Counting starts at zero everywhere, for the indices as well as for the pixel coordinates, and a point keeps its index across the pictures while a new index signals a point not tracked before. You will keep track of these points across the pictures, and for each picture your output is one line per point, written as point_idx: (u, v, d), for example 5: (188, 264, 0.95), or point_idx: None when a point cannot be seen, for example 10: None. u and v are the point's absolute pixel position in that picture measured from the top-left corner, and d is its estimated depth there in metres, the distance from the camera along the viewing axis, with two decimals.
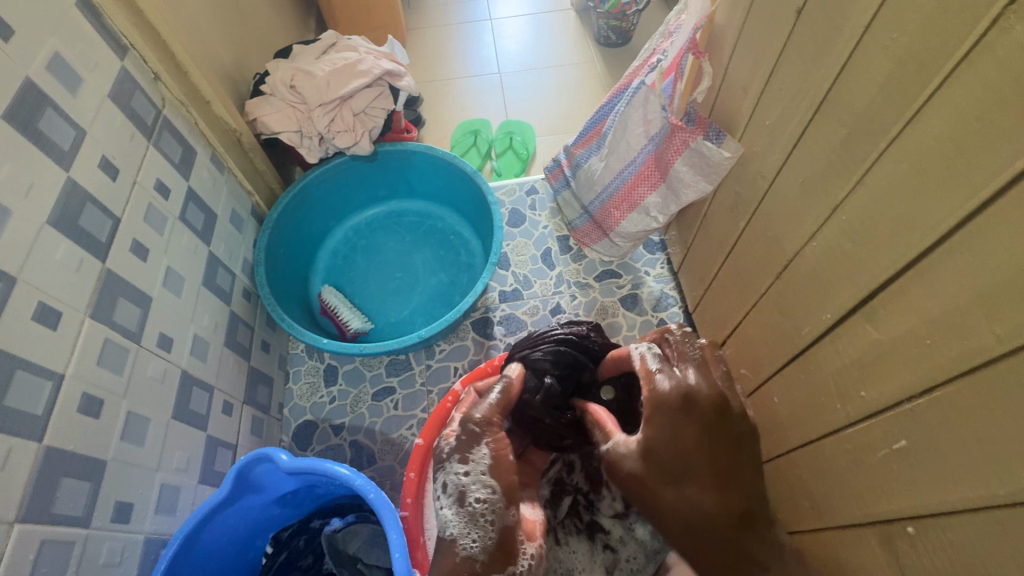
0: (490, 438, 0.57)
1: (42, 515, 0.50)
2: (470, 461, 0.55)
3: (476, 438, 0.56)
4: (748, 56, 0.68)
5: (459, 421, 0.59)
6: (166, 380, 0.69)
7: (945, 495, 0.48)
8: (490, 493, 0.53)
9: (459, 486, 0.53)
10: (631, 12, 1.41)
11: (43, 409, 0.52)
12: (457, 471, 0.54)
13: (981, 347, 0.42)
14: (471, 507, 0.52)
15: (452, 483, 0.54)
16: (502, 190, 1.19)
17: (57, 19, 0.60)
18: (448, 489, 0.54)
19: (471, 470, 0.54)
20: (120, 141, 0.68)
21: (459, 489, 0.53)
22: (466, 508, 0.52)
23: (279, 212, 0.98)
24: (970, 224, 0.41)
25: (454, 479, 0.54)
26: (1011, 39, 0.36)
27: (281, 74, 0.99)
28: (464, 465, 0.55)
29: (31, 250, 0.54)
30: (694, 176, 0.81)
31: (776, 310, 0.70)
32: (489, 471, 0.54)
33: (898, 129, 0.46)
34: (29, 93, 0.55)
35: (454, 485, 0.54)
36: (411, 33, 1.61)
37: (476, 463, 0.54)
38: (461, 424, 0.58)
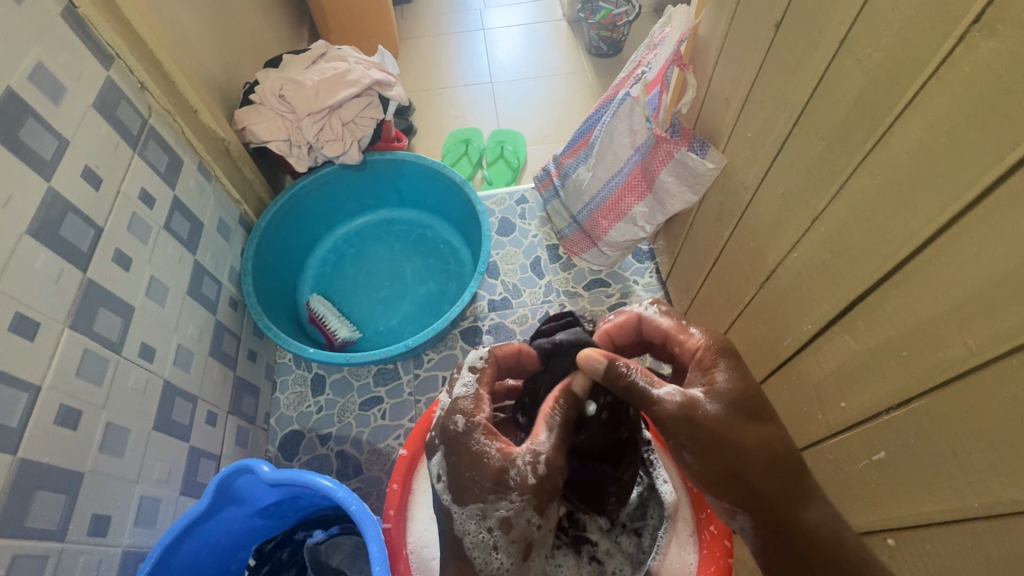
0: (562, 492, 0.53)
1: (14, 529, 0.50)
2: (544, 514, 0.52)
3: (554, 493, 0.52)
4: (730, 69, 0.69)
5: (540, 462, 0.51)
6: (147, 390, 0.68)
7: (921, 506, 0.48)
8: (545, 547, 0.53)
9: (529, 537, 0.51)
10: (621, 23, 1.43)
11: (19, 420, 0.52)
12: (531, 519, 0.51)
13: (954, 360, 0.42)
14: (528, 561, 0.52)
15: (521, 528, 0.51)
16: (491, 199, 1.19)
17: (40, 29, 0.60)
18: (514, 532, 0.51)
19: (542, 525, 0.52)
20: (104, 150, 0.68)
21: (527, 538, 0.51)
22: (527, 563, 0.52)
23: (267, 220, 0.98)
24: (942, 236, 0.42)
25: (524, 524, 0.51)
26: (977, 56, 0.37)
27: (270, 83, 0.99)
28: (540, 516, 0.51)
29: (8, 261, 0.53)
30: (679, 186, 0.81)
31: (760, 320, 0.71)
32: (552, 527, 0.53)
33: (872, 142, 0.47)
34: (9, 103, 0.55)
35: (521, 531, 0.51)
36: (404, 42, 1.62)
37: (548, 520, 0.52)
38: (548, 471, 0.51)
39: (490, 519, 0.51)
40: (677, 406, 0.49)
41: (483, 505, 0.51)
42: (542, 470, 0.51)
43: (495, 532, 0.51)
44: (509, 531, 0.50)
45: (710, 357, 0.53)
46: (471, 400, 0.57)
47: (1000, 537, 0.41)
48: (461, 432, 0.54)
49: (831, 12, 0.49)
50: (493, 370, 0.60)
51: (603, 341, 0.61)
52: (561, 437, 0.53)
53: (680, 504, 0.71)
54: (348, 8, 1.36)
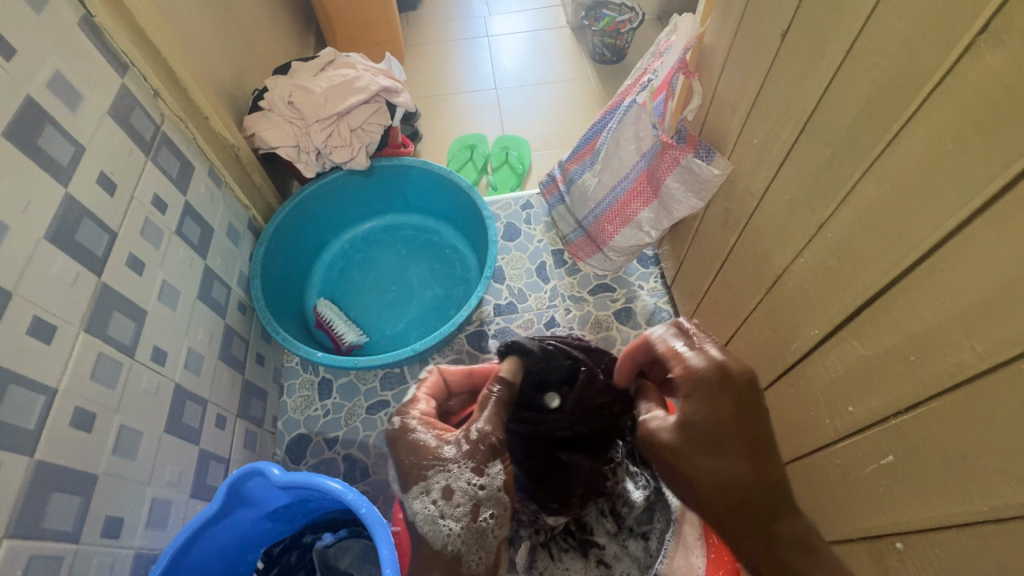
0: (503, 453, 0.59)
1: (31, 530, 0.50)
2: (486, 475, 0.57)
3: (491, 453, 0.58)
4: (736, 77, 0.70)
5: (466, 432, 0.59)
6: (159, 393, 0.69)
7: (929, 510, 0.48)
8: (496, 509, 0.57)
9: (472, 499, 0.56)
10: (625, 30, 1.44)
11: (36, 422, 0.52)
12: (469, 480, 0.57)
13: (963, 364, 0.43)
14: (481, 522, 0.57)
15: (463, 492, 0.57)
16: (497, 204, 1.20)
17: (59, 38, 0.61)
18: (457, 497, 0.57)
19: (486, 484, 0.57)
20: (119, 156, 0.69)
21: (471, 501, 0.56)
22: (478, 522, 0.56)
23: (275, 225, 0.99)
24: (949, 242, 0.42)
25: (465, 488, 0.57)
26: (982, 66, 0.37)
27: (280, 90, 1.00)
28: (479, 477, 0.57)
29: (27, 265, 0.54)
30: (686, 193, 0.81)
31: (766, 324, 0.71)
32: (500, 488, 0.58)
33: (878, 150, 0.48)
34: (28, 110, 0.56)
35: (463, 494, 0.56)
36: (409, 49, 1.63)
37: (490, 480, 0.57)
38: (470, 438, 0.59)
39: (433, 492, 0.58)
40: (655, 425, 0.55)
41: (425, 480, 0.58)
42: (474, 435, 0.59)
43: (440, 502, 0.57)
44: (452, 497, 0.57)
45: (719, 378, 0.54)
46: (411, 403, 0.66)
47: (1008, 540, 0.41)
48: (399, 429, 0.63)
49: (838, 21, 0.50)
50: (434, 380, 0.70)
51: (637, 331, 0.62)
52: (487, 415, 0.61)
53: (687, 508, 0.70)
54: (355, 15, 1.38)
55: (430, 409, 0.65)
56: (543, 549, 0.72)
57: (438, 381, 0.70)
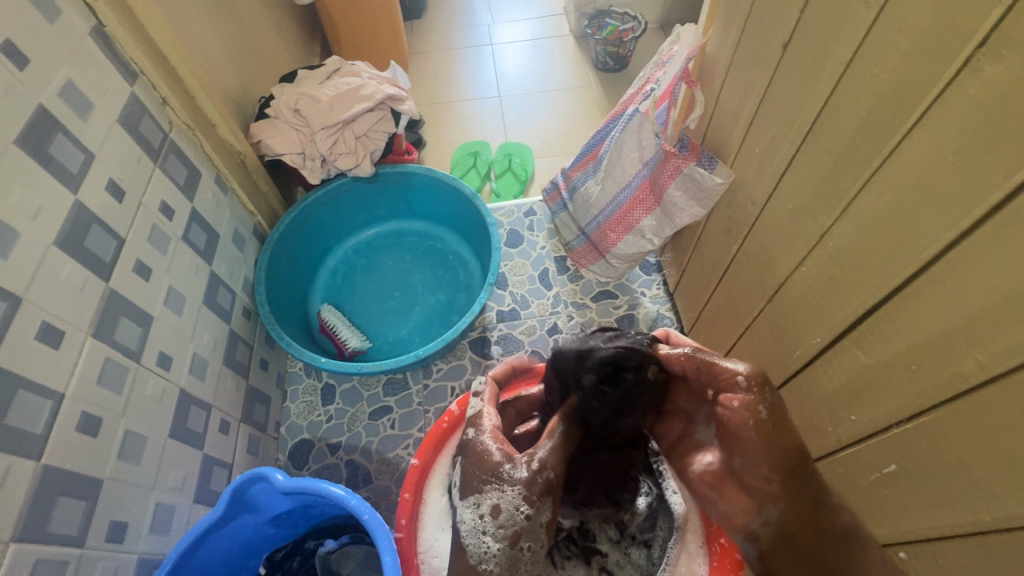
0: (558, 490, 0.58)
1: (37, 534, 0.51)
2: (534, 506, 0.57)
3: (546, 488, 0.57)
4: (737, 87, 0.71)
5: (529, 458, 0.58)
6: (164, 398, 0.69)
7: (936, 520, 0.48)
8: (537, 540, 0.57)
9: (515, 527, 0.56)
10: (628, 39, 1.45)
11: (43, 427, 0.53)
12: (518, 508, 0.56)
13: (965, 374, 0.43)
14: (518, 550, 0.57)
15: (508, 516, 0.57)
16: (500, 211, 1.21)
17: (70, 48, 0.62)
18: (503, 519, 0.57)
19: (531, 516, 0.56)
20: (128, 164, 0.69)
21: (514, 527, 0.56)
22: (514, 550, 0.57)
23: (280, 231, 0.99)
24: (950, 252, 0.42)
25: (512, 513, 0.56)
26: (982, 79, 0.38)
27: (286, 98, 1.02)
28: (527, 507, 0.56)
29: (37, 271, 0.55)
30: (688, 201, 0.82)
31: (768, 332, 0.71)
32: (546, 522, 0.57)
33: (879, 161, 0.48)
34: (40, 119, 0.57)
35: (509, 518, 0.57)
36: (413, 57, 1.65)
37: (539, 513, 0.56)
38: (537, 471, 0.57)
39: (482, 507, 0.58)
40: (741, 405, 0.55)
41: (476, 494, 0.59)
42: (535, 464, 0.58)
43: (485, 519, 0.58)
44: (498, 518, 0.57)
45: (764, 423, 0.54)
46: (479, 413, 0.68)
47: (1011, 549, 0.41)
48: (472, 440, 0.64)
49: (838, 33, 0.51)
50: (491, 390, 0.72)
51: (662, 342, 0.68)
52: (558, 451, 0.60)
53: (690, 516, 0.68)
54: (360, 23, 1.39)
55: (496, 421, 0.66)
56: (547, 557, 0.72)
57: (495, 389, 0.73)
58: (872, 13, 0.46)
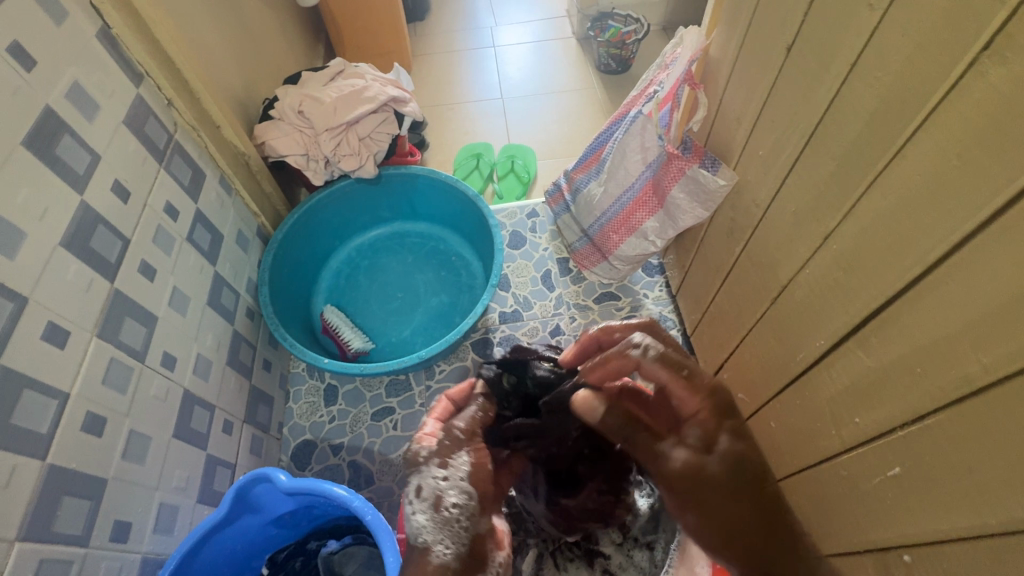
0: (467, 446, 0.61)
1: (42, 534, 0.51)
2: (448, 466, 0.59)
3: (456, 443, 0.61)
4: (741, 89, 0.71)
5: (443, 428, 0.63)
6: (168, 399, 0.70)
7: (940, 523, 0.48)
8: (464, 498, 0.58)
9: (437, 491, 0.57)
10: (631, 41, 1.45)
11: (48, 427, 0.53)
12: (436, 475, 0.58)
13: (969, 377, 0.43)
14: (445, 513, 0.56)
15: (429, 487, 0.58)
16: (503, 213, 1.21)
17: (77, 50, 0.63)
18: (425, 493, 0.57)
19: (449, 475, 0.58)
20: (133, 165, 0.70)
21: (435, 493, 0.57)
22: (441, 514, 0.56)
23: (283, 232, 1.00)
24: (955, 255, 0.42)
25: (433, 483, 0.58)
26: (986, 82, 0.38)
27: (290, 100, 1.02)
28: (443, 470, 0.59)
29: (43, 271, 0.55)
30: (691, 203, 0.82)
31: (772, 334, 0.71)
32: (466, 478, 0.59)
33: (884, 162, 0.48)
34: (47, 120, 0.58)
35: (429, 490, 0.57)
36: (417, 59, 1.65)
37: (453, 470, 0.59)
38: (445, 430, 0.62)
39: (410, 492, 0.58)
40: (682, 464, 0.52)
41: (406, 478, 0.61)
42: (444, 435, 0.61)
43: (411, 500, 0.58)
44: (421, 493, 0.57)
45: (715, 421, 0.53)
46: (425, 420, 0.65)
47: (1014, 552, 0.41)
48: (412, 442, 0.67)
49: (842, 36, 0.51)
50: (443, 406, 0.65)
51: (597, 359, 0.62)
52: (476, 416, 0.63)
53: None
54: (364, 25, 1.40)
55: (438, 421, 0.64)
56: (548, 559, 0.73)
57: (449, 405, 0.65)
58: (876, 15, 0.46)
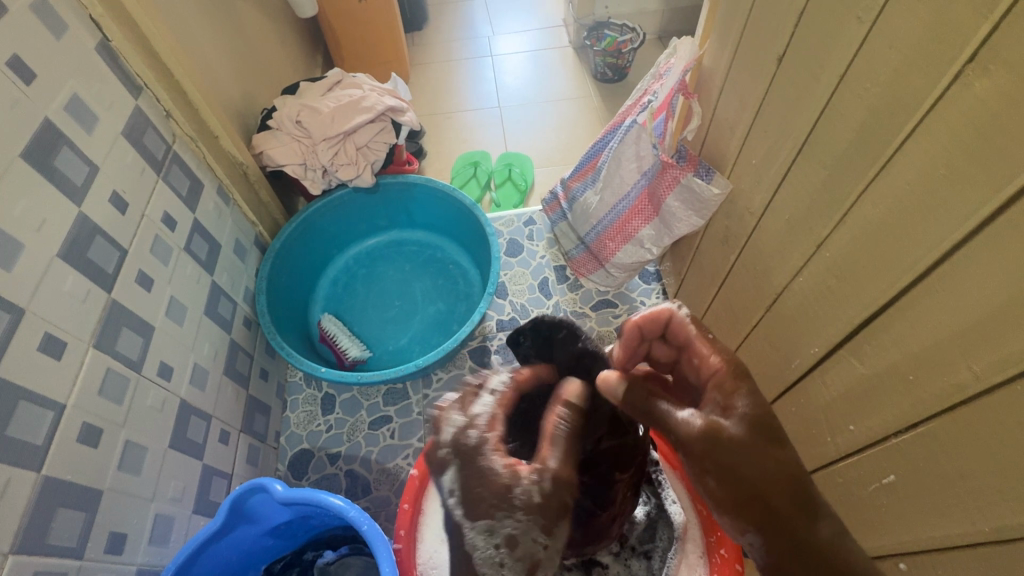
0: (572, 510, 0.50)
1: (36, 546, 0.51)
2: (553, 535, 0.48)
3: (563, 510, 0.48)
4: (734, 97, 0.71)
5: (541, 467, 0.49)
6: (164, 409, 0.70)
7: (934, 530, 0.48)
8: (553, 566, 0.49)
9: (535, 557, 0.47)
10: (626, 50, 1.47)
11: (43, 438, 0.53)
12: (537, 537, 0.47)
13: (960, 385, 0.43)
14: None
15: (527, 548, 0.47)
16: (500, 221, 1.21)
17: (77, 63, 0.63)
18: (520, 552, 0.47)
19: (550, 546, 0.47)
20: (131, 176, 0.70)
21: (533, 558, 0.47)
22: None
23: (281, 242, 1.00)
24: (945, 263, 0.43)
25: (530, 544, 0.47)
26: (972, 93, 0.39)
27: (288, 110, 1.03)
28: (546, 536, 0.47)
29: (40, 282, 0.55)
30: (686, 211, 0.83)
31: (767, 341, 0.71)
32: (562, 546, 0.49)
33: (874, 172, 0.49)
34: (46, 132, 0.58)
35: (527, 549, 0.47)
36: (414, 68, 1.67)
37: (557, 541, 0.48)
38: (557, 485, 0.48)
39: (497, 538, 0.47)
40: (698, 429, 0.47)
41: (487, 520, 0.47)
42: (550, 485, 0.48)
43: (500, 550, 0.47)
44: (516, 551, 0.47)
45: (731, 381, 0.50)
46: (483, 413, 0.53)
47: (1011, 559, 0.41)
48: (472, 449, 0.50)
49: (831, 47, 0.51)
50: (509, 394, 0.56)
51: (631, 330, 0.59)
52: (571, 450, 0.52)
53: (689, 525, 0.69)
54: (362, 35, 1.41)
55: (498, 425, 0.53)
56: None
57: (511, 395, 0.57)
58: (864, 27, 0.47)
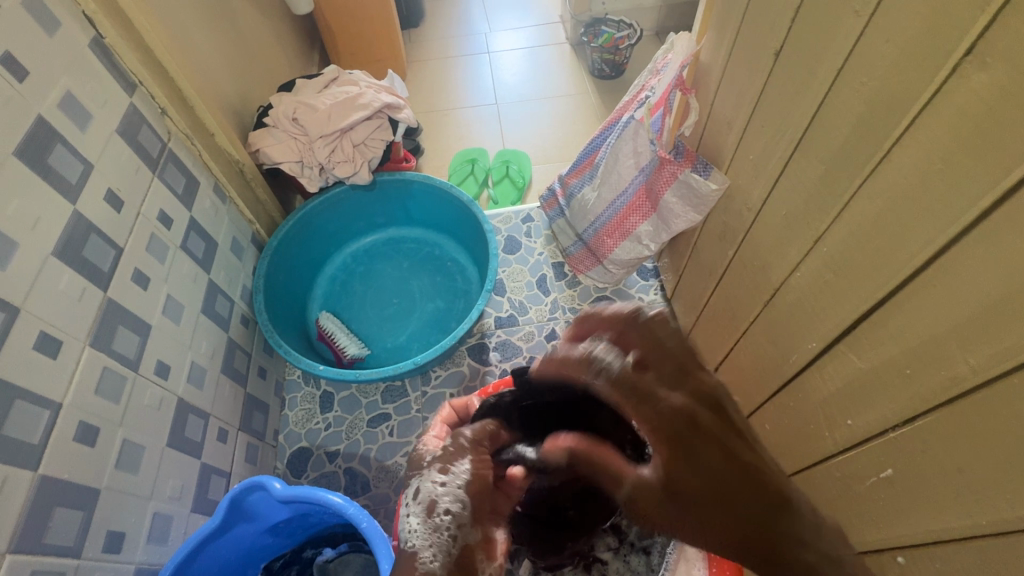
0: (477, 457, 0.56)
1: (34, 544, 0.51)
2: (449, 472, 0.54)
3: (462, 451, 0.56)
4: (731, 93, 0.71)
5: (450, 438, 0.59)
6: (161, 408, 0.70)
7: (932, 524, 0.48)
8: (461, 505, 0.51)
9: (431, 494, 0.52)
10: (623, 46, 1.47)
11: (40, 437, 0.53)
12: (435, 479, 0.53)
13: (958, 378, 0.43)
14: (436, 518, 0.50)
15: (425, 491, 0.53)
16: (498, 218, 1.21)
17: (70, 60, 0.63)
18: (421, 496, 0.52)
19: (447, 481, 0.53)
20: (126, 174, 0.70)
21: (430, 497, 0.52)
22: (433, 518, 0.50)
23: (278, 239, 1.00)
24: (940, 259, 0.43)
25: (429, 487, 0.53)
26: (969, 87, 0.38)
27: (283, 107, 1.02)
28: (443, 475, 0.53)
29: (35, 281, 0.55)
30: (684, 207, 0.83)
31: (765, 336, 0.71)
32: (464, 486, 0.52)
33: (871, 167, 0.49)
34: (39, 131, 0.58)
35: (425, 493, 0.52)
36: (412, 65, 1.66)
37: (455, 475, 0.53)
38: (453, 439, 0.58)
39: (409, 497, 0.54)
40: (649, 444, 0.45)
41: (406, 489, 0.55)
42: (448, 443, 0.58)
43: (410, 505, 0.53)
44: (417, 496, 0.53)
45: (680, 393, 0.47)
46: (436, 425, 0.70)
47: (1006, 553, 0.41)
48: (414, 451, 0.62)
49: (829, 41, 0.51)
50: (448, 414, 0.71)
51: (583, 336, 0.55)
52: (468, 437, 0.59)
53: None
54: (359, 31, 1.40)
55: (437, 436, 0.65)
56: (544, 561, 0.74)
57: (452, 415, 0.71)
58: (861, 22, 0.47)
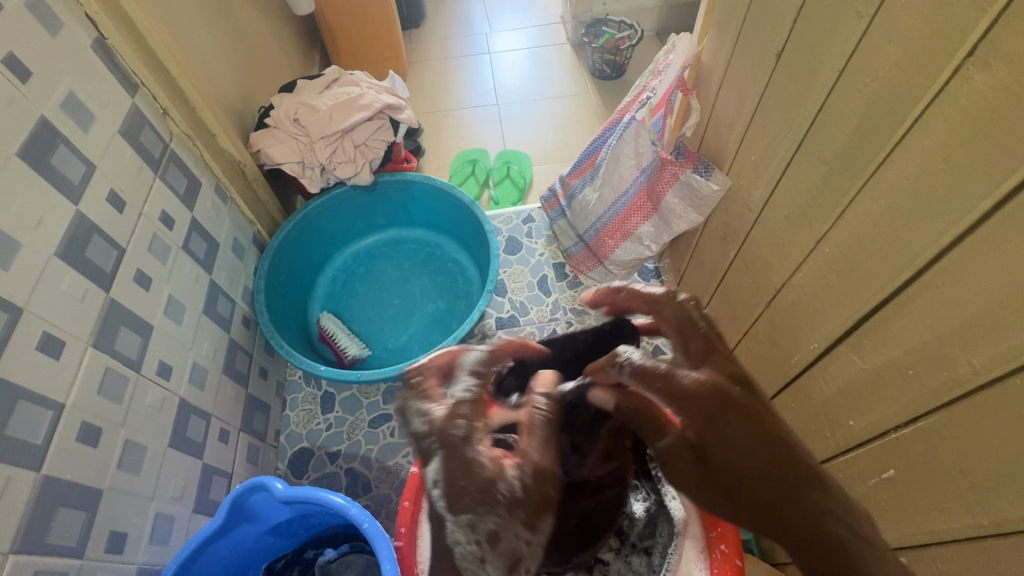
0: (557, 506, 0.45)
1: (36, 545, 0.51)
2: (538, 530, 0.43)
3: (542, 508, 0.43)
4: (733, 94, 0.71)
5: (506, 480, 0.41)
6: (163, 408, 0.70)
7: (934, 524, 0.48)
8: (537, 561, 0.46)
9: (520, 555, 0.44)
10: (624, 47, 1.47)
11: (43, 437, 0.53)
12: (524, 536, 0.43)
13: (960, 379, 0.43)
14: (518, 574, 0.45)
15: (510, 547, 0.43)
16: (499, 218, 1.21)
17: (73, 61, 0.63)
18: (501, 549, 0.43)
19: (535, 539, 0.44)
20: (128, 175, 0.70)
21: (515, 555, 0.44)
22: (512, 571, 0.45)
23: (280, 240, 1.00)
24: (942, 260, 0.43)
25: (517, 543, 0.43)
26: (971, 88, 0.39)
27: (285, 108, 1.02)
28: (531, 534, 0.43)
29: (38, 282, 0.55)
30: (685, 208, 0.83)
31: (767, 337, 0.71)
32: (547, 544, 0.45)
33: (873, 168, 0.49)
34: (42, 131, 0.58)
35: (509, 549, 0.43)
36: (412, 65, 1.66)
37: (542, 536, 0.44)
38: (512, 481, 0.42)
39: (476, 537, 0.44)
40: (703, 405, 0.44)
41: (467, 521, 0.43)
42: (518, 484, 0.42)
43: (479, 545, 0.44)
44: (496, 548, 0.43)
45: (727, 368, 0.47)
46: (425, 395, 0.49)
47: (1009, 554, 0.41)
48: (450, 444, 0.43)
49: (831, 42, 0.51)
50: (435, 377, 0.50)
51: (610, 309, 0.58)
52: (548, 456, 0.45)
53: (690, 521, 0.68)
54: (360, 32, 1.41)
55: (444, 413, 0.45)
56: None
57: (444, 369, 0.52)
58: (863, 23, 0.47)
